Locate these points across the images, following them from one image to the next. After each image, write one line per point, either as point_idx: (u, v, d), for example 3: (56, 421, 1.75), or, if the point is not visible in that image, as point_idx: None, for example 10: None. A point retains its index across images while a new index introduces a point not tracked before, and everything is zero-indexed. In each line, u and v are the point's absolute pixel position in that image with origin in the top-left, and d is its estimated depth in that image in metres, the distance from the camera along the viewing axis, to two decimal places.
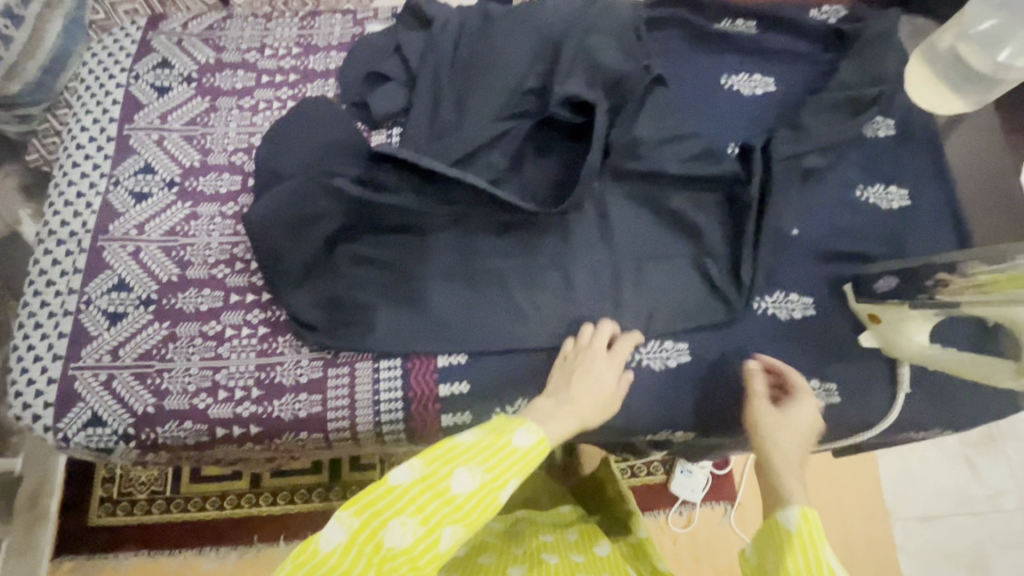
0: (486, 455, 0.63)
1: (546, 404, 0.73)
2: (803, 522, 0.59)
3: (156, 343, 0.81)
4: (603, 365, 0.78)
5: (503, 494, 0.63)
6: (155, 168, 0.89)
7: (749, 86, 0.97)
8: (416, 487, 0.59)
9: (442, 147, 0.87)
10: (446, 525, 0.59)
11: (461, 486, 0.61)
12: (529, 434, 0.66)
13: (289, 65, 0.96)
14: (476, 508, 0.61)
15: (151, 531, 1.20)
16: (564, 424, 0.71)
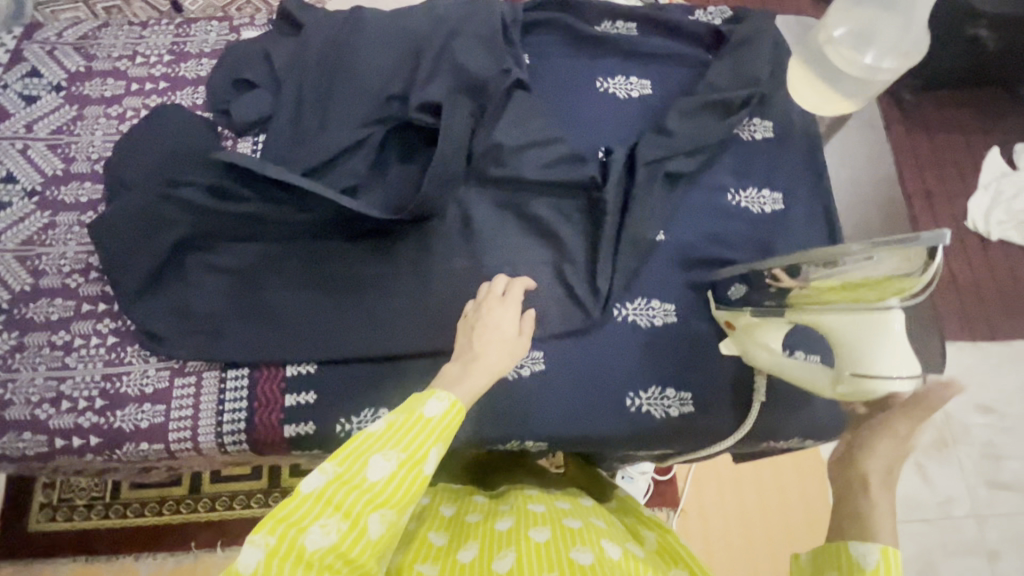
0: (399, 435, 0.58)
1: (454, 367, 0.67)
2: (882, 559, 0.54)
3: (2, 354, 0.81)
4: (503, 313, 0.73)
5: (428, 467, 0.58)
6: (17, 178, 0.89)
7: (625, 89, 0.95)
8: (331, 489, 0.54)
9: (302, 153, 0.87)
10: (370, 514, 0.55)
11: (379, 473, 0.56)
12: (440, 400, 0.61)
13: (160, 73, 0.96)
14: (400, 491, 0.56)
15: (85, 538, 1.19)
16: (477, 383, 0.65)
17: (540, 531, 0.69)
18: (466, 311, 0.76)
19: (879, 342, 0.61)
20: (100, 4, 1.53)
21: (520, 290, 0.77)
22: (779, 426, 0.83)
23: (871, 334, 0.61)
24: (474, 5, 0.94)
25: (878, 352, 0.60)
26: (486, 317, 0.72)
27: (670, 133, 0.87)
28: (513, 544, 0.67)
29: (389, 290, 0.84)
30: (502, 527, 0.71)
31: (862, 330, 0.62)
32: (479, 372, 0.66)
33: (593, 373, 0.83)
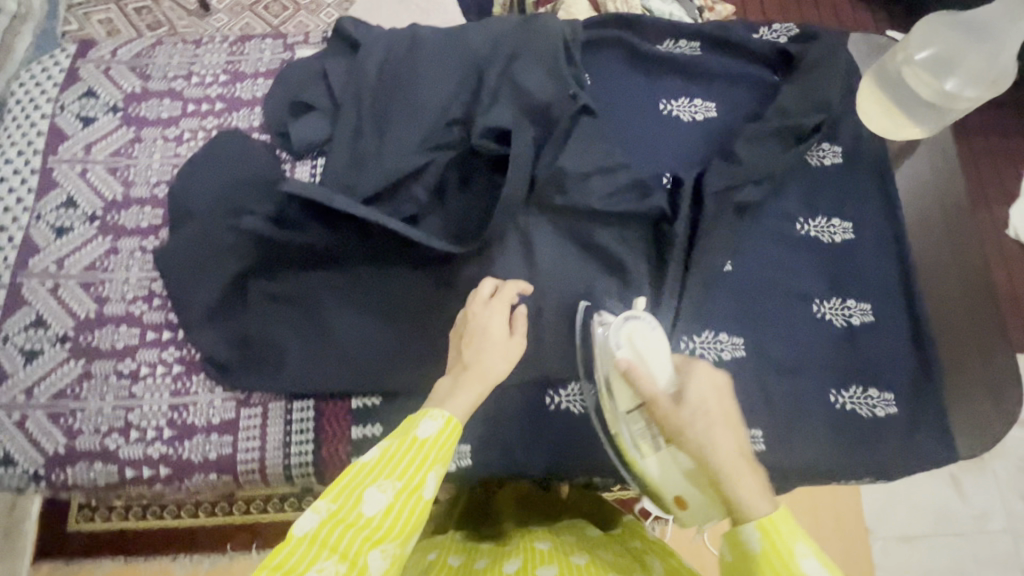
0: (393, 463, 0.56)
1: (446, 382, 0.67)
2: (765, 537, 0.53)
3: (70, 382, 0.81)
4: (492, 316, 0.73)
5: (427, 492, 0.57)
6: (77, 202, 0.89)
7: (689, 111, 0.93)
8: (326, 531, 0.53)
9: (362, 179, 0.85)
10: (370, 550, 0.53)
11: (374, 506, 0.55)
12: (433, 420, 0.60)
13: (215, 93, 0.94)
14: (399, 521, 0.55)
15: (125, 537, 1.19)
16: (472, 389, 0.65)
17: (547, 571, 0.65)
18: (456, 325, 0.76)
19: (655, 353, 0.70)
20: (132, 6, 1.52)
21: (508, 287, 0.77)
22: (852, 467, 0.80)
23: (639, 353, 0.70)
24: (534, 24, 0.92)
25: (658, 362, 0.69)
26: (473, 323, 0.73)
27: (741, 160, 0.84)
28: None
29: (451, 321, 0.82)
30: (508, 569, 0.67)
31: (639, 355, 0.70)
32: (473, 382, 0.66)
33: None
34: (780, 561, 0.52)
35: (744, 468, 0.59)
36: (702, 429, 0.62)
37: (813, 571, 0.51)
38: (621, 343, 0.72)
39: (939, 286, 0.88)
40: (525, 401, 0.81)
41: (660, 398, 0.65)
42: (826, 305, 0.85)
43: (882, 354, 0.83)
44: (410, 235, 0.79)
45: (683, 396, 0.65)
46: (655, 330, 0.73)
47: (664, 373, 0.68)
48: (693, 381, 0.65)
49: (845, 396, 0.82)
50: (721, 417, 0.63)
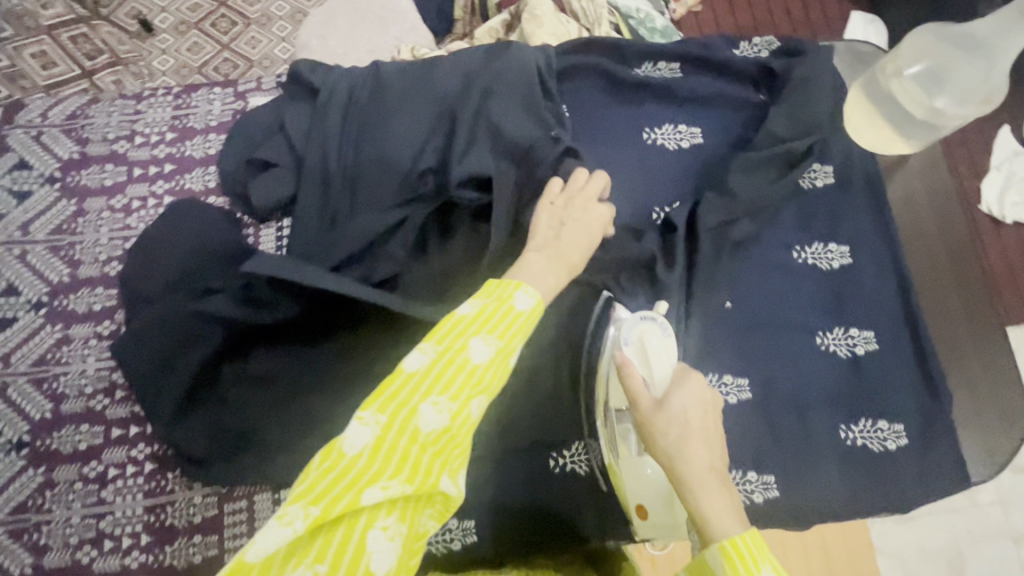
0: (494, 321, 0.55)
1: (540, 260, 0.66)
2: (726, 561, 0.47)
3: (30, 494, 0.74)
4: (588, 215, 0.73)
5: (518, 357, 0.57)
6: (19, 290, 0.80)
7: (673, 139, 0.88)
8: (434, 371, 0.52)
9: (335, 241, 0.79)
10: (474, 398, 0.52)
11: (480, 356, 0.53)
12: (528, 294, 0.59)
13: (163, 153, 0.86)
14: (497, 376, 0.54)
15: None
16: (560, 284, 0.66)
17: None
18: (546, 196, 0.74)
19: (663, 355, 0.63)
20: (65, 34, 1.40)
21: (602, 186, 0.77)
22: (869, 504, 0.77)
23: (645, 352, 0.64)
24: (505, 56, 0.86)
25: (663, 362, 0.62)
26: (569, 205, 0.73)
27: (734, 194, 0.81)
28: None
29: None
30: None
31: (645, 354, 0.64)
32: (561, 267, 0.67)
33: None
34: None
35: (715, 482, 0.52)
36: (676, 439, 0.55)
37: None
38: (630, 340, 0.66)
39: (939, 306, 0.86)
40: (527, 465, 0.77)
41: (644, 397, 0.58)
42: (829, 336, 0.82)
43: (891, 383, 0.81)
44: (383, 302, 0.71)
45: (664, 405, 0.57)
46: (668, 336, 0.66)
47: (660, 374, 0.61)
48: (682, 389, 0.57)
49: (856, 431, 0.79)
50: (700, 430, 0.55)
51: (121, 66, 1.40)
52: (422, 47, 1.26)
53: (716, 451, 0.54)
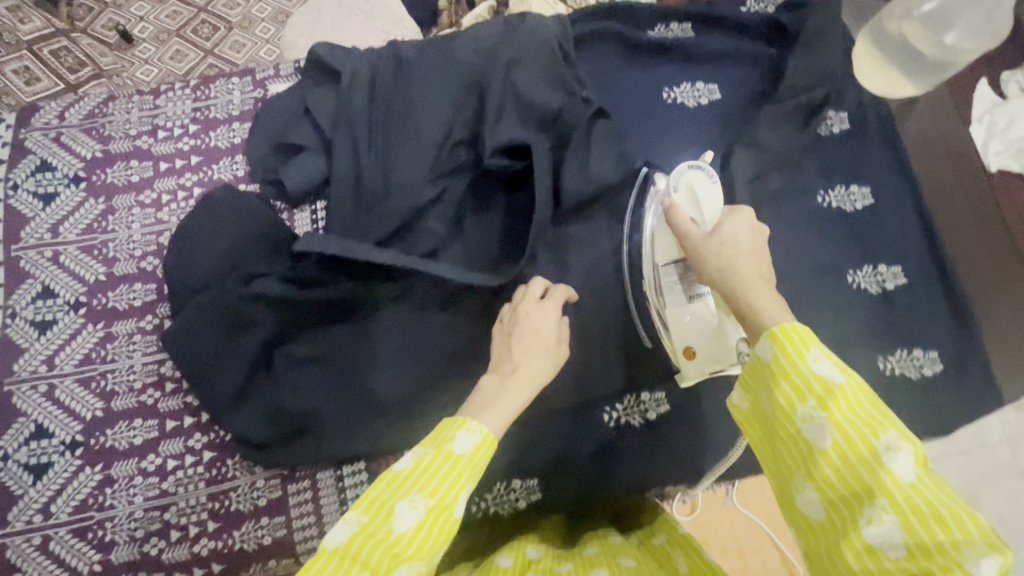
0: (426, 477, 0.50)
1: (490, 382, 0.59)
2: (777, 345, 0.48)
3: (90, 492, 0.73)
4: (541, 317, 0.66)
5: (459, 510, 0.51)
6: (55, 291, 0.79)
7: (692, 97, 0.90)
8: (354, 546, 0.47)
9: (374, 220, 0.80)
10: (398, 570, 0.47)
11: (405, 523, 0.48)
12: (471, 433, 0.52)
13: (189, 146, 0.86)
14: (428, 541, 0.49)
15: None
16: (517, 401, 0.57)
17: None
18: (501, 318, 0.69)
19: (711, 201, 0.70)
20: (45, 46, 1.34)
21: (562, 296, 0.70)
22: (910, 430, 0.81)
23: (694, 200, 0.70)
24: (524, 26, 0.87)
25: (710, 207, 0.69)
26: (522, 316, 0.66)
27: (761, 145, 0.84)
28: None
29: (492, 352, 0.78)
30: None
31: (693, 200, 0.70)
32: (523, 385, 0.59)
33: (715, 401, 0.80)
34: (790, 365, 0.47)
35: (766, 286, 0.57)
36: (728, 256, 0.60)
37: (827, 369, 0.46)
38: (679, 189, 0.72)
39: (958, 238, 0.90)
40: (582, 421, 0.78)
41: (693, 230, 0.65)
42: (859, 274, 0.85)
43: (920, 314, 0.84)
44: (437, 273, 0.74)
45: (715, 232, 0.63)
46: (713, 183, 0.71)
47: (710, 215, 0.68)
48: (731, 219, 0.63)
49: (893, 361, 0.82)
50: (750, 245, 0.61)
51: (105, 78, 1.35)
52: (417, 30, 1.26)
53: (764, 264, 0.60)
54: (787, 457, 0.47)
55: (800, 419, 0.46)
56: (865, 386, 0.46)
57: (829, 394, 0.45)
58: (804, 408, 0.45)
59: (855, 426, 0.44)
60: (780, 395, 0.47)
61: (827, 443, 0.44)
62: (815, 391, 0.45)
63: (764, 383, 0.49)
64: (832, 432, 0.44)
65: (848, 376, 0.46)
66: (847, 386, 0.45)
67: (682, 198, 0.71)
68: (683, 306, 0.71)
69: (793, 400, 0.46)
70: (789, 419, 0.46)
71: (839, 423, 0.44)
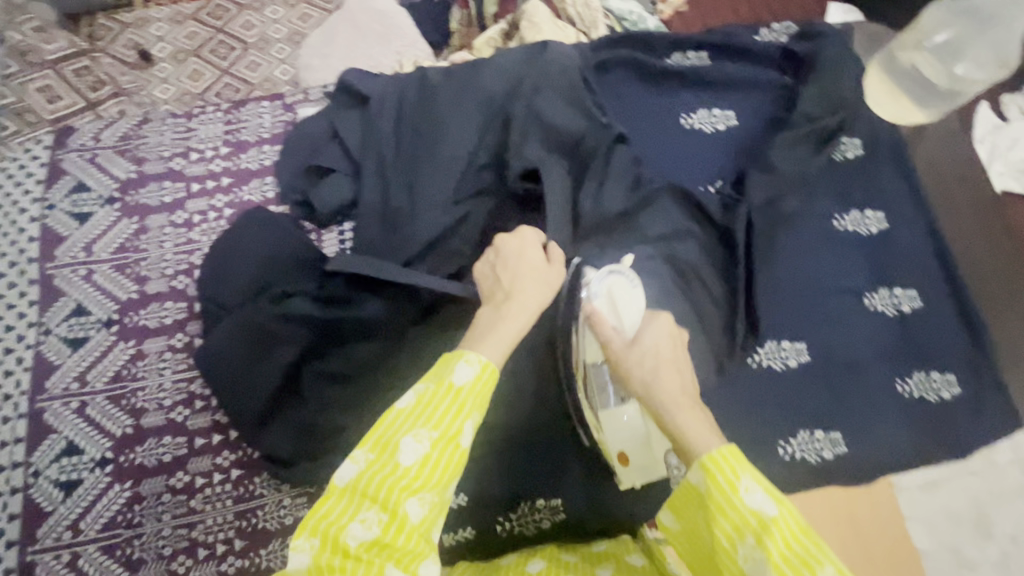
0: (428, 411, 0.54)
1: (486, 311, 0.62)
2: (708, 479, 0.50)
3: (119, 509, 0.74)
4: (522, 247, 0.67)
5: (464, 440, 0.55)
6: (89, 309, 0.81)
7: (709, 122, 0.93)
8: (364, 482, 0.52)
9: (401, 241, 0.82)
10: (408, 499, 0.52)
11: (411, 456, 0.52)
12: (469, 365, 0.55)
13: (220, 167, 0.88)
14: (436, 471, 0.53)
15: None
16: (515, 325, 0.61)
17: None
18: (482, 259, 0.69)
19: (628, 306, 0.67)
20: (67, 67, 1.36)
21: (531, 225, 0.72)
22: (929, 452, 0.82)
23: (614, 306, 0.67)
24: (547, 54, 0.90)
25: (628, 312, 0.66)
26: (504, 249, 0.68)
27: (779, 171, 0.86)
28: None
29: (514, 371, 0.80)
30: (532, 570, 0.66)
31: (612, 307, 0.67)
32: (519, 312, 0.62)
33: (738, 423, 0.81)
34: (724, 499, 0.49)
35: (688, 403, 0.56)
36: (649, 368, 0.58)
37: (759, 502, 0.48)
38: (598, 294, 0.68)
39: (970, 261, 0.92)
40: None
41: (616, 341, 0.62)
42: (876, 297, 0.87)
43: (936, 337, 0.85)
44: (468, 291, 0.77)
45: (635, 342, 0.61)
46: (633, 288, 0.68)
47: (628, 320, 0.66)
48: (652, 326, 0.61)
49: (911, 383, 0.83)
50: (669, 352, 0.60)
51: (125, 97, 1.36)
52: (425, 59, 1.29)
53: (687, 375, 0.59)
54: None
55: (743, 559, 0.48)
56: (799, 516, 0.48)
57: (763, 529, 0.47)
58: (744, 545, 0.48)
59: (792, 563, 0.46)
60: (720, 531, 0.49)
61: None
62: (751, 526, 0.48)
63: (700, 511, 0.52)
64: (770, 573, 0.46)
65: (782, 510, 0.48)
66: (781, 522, 0.47)
67: (603, 304, 0.67)
68: (617, 418, 0.69)
69: (733, 537, 0.49)
70: (731, 556, 0.49)
71: (774, 562, 0.46)
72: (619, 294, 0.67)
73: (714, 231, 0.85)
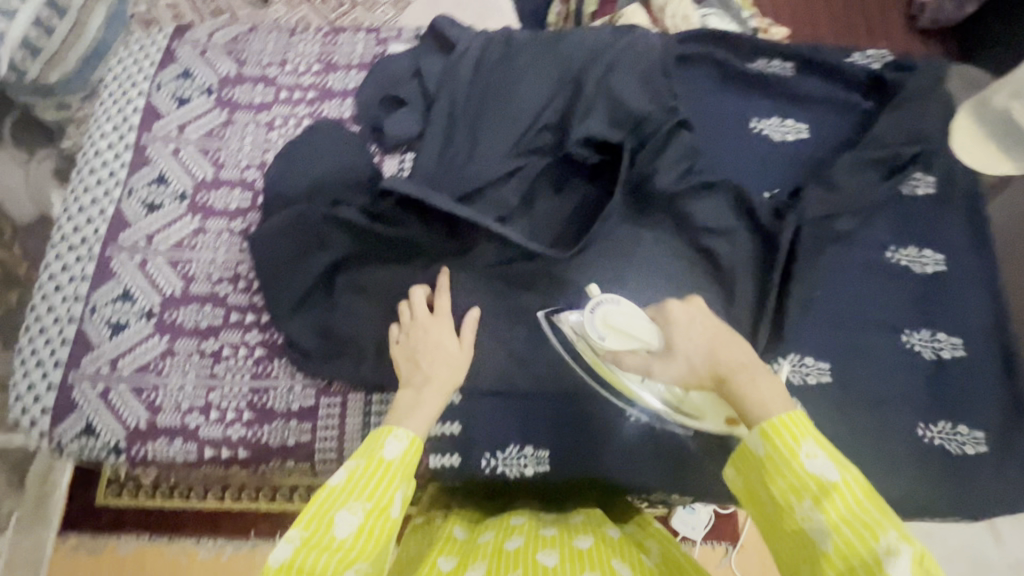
0: (361, 486, 0.57)
1: (407, 394, 0.66)
2: (768, 442, 0.54)
3: (153, 358, 0.81)
4: (438, 330, 0.73)
5: (394, 510, 0.57)
6: (168, 180, 0.89)
7: (779, 131, 0.92)
8: (301, 558, 0.52)
9: (455, 178, 0.86)
10: (346, 570, 0.52)
11: (346, 528, 0.54)
12: (398, 440, 0.60)
13: (309, 82, 0.95)
14: (370, 542, 0.55)
15: (152, 517, 1.27)
16: (435, 403, 0.66)
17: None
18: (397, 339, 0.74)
19: (633, 322, 0.69)
20: None
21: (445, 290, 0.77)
22: (938, 504, 0.78)
23: (621, 331, 0.70)
24: (631, 36, 0.92)
25: (637, 326, 0.69)
26: (425, 338, 0.73)
27: (839, 188, 0.85)
28: (520, 567, 0.61)
29: (530, 323, 0.83)
30: (511, 546, 0.65)
31: (625, 334, 0.69)
32: (437, 388, 0.67)
33: None
34: (784, 463, 0.53)
35: (754, 371, 0.59)
36: (702, 360, 0.62)
37: (820, 467, 0.52)
38: (601, 331, 0.71)
39: None
40: (604, 407, 0.80)
41: (654, 364, 0.67)
42: (915, 336, 0.83)
43: (973, 391, 0.81)
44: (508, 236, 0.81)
45: (673, 350, 0.65)
46: (622, 302, 0.72)
47: (646, 335, 0.68)
48: (678, 327, 0.65)
49: (934, 430, 0.80)
50: (706, 333, 0.63)
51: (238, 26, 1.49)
52: None
53: (742, 346, 0.62)
54: (793, 558, 0.53)
55: (801, 517, 0.52)
56: (858, 478, 0.52)
57: (823, 490, 0.51)
58: (802, 506, 0.52)
59: (851, 523, 0.49)
60: (778, 490, 0.54)
61: (826, 546, 0.50)
62: (811, 489, 0.52)
63: (760, 475, 0.55)
64: (831, 535, 0.49)
65: (840, 471, 0.52)
66: (839, 483, 0.51)
67: (614, 339, 0.70)
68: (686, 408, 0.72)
69: (791, 497, 0.53)
70: (790, 516, 0.53)
71: (834, 522, 0.50)
72: (622, 308, 0.71)
73: (757, 233, 0.85)
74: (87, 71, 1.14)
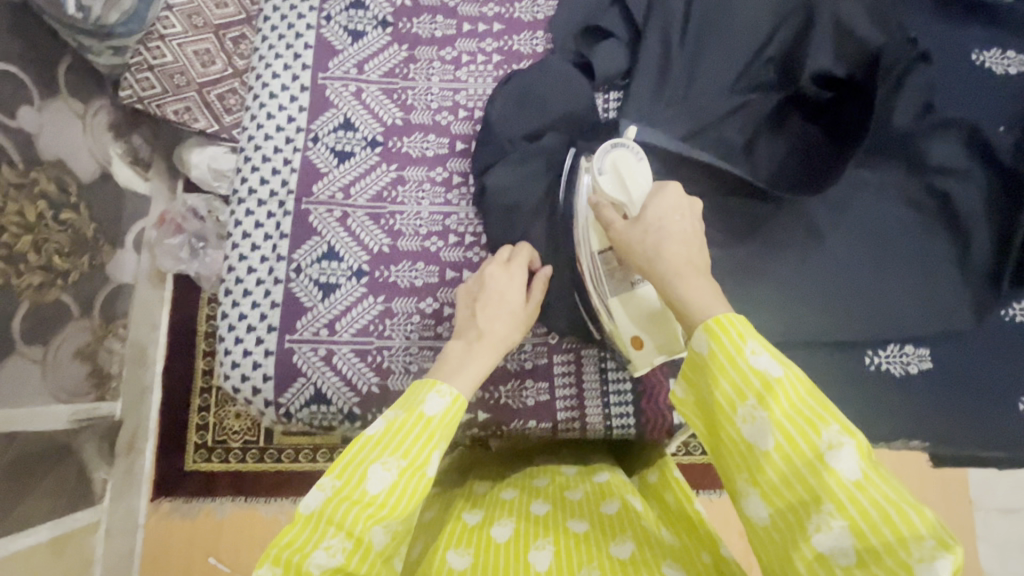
0: (397, 439, 0.52)
1: (456, 348, 0.62)
2: (712, 340, 0.49)
3: (373, 319, 0.76)
4: (506, 284, 0.67)
5: (431, 470, 0.53)
6: (355, 126, 0.81)
7: (1002, 64, 0.86)
8: (330, 509, 0.49)
9: (676, 118, 0.80)
10: (373, 526, 0.49)
11: (378, 484, 0.50)
12: (441, 396, 0.55)
13: (492, 13, 0.86)
14: (405, 498, 0.51)
15: (245, 480, 1.26)
16: (486, 362, 0.61)
17: (542, 548, 0.58)
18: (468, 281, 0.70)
19: (636, 179, 0.64)
20: None
21: (527, 255, 0.71)
22: None
23: (620, 180, 0.64)
24: None
25: (636, 184, 0.64)
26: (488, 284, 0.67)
27: None
28: (548, 533, 0.60)
29: (765, 273, 0.79)
30: (537, 507, 0.64)
31: (620, 181, 0.64)
32: (489, 350, 0.62)
33: (966, 371, 0.80)
34: (727, 359, 0.48)
35: (693, 271, 0.55)
36: (651, 246, 0.58)
37: (764, 363, 0.47)
38: (603, 170, 0.66)
39: None
40: (843, 362, 0.80)
41: (616, 224, 0.62)
42: None
43: None
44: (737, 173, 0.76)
45: (640, 218, 0.60)
46: (638, 160, 0.66)
47: (634, 195, 0.63)
48: (659, 203, 0.60)
49: None
50: (672, 228, 0.58)
51: None
52: None
53: (697, 248, 0.57)
54: (729, 462, 0.49)
55: (741, 420, 0.47)
56: (801, 375, 0.47)
57: (767, 388, 0.46)
58: (745, 407, 0.47)
59: (795, 422, 0.45)
60: (721, 390, 0.48)
61: (768, 445, 0.45)
62: (754, 388, 0.47)
63: (704, 376, 0.50)
64: (773, 433, 0.45)
65: (785, 368, 0.47)
66: (784, 379, 0.46)
67: (607, 181, 0.65)
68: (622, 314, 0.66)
69: (734, 400, 0.48)
70: (730, 421, 0.48)
71: (778, 422, 0.45)
72: (632, 176, 0.64)
73: (994, 174, 0.80)
74: (143, 8, 0.98)
